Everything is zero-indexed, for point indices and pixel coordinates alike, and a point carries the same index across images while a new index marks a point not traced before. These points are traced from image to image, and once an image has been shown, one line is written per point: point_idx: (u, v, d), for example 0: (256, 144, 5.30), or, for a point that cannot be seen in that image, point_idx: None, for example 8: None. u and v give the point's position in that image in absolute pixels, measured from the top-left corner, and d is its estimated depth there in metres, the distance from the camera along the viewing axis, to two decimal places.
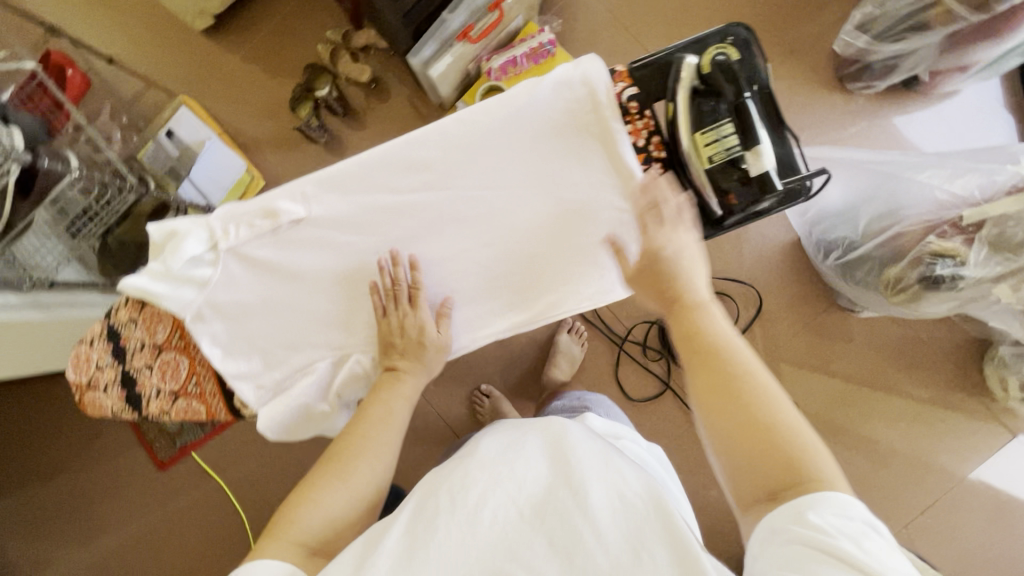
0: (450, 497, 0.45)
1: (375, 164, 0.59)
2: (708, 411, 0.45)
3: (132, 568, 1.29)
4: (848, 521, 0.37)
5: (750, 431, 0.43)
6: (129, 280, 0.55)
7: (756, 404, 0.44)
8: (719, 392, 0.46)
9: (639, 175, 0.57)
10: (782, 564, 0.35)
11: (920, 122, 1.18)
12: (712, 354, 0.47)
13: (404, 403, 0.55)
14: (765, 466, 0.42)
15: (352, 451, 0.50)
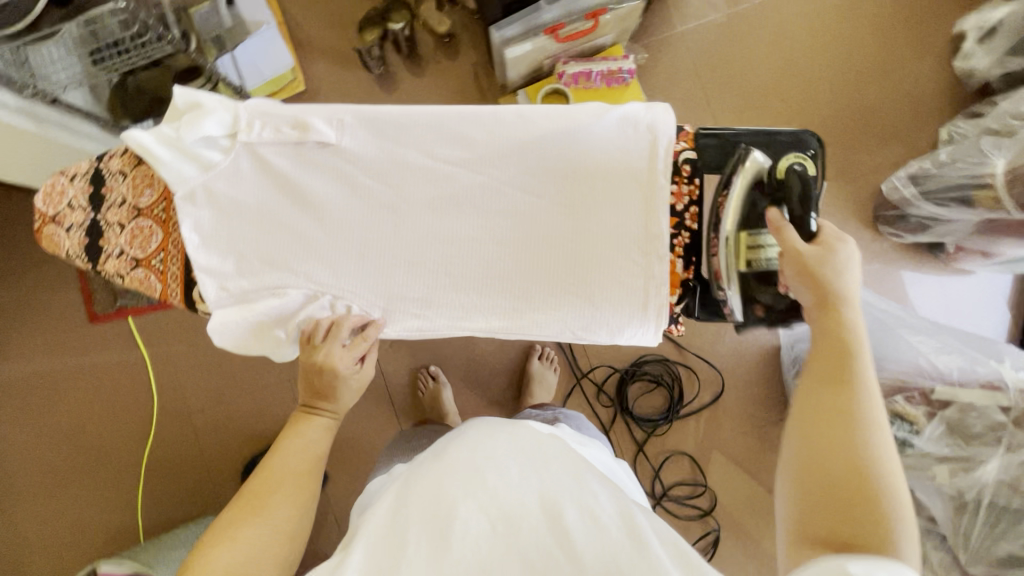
0: (415, 515, 0.46)
1: (421, 122, 0.57)
2: (812, 435, 0.50)
3: (25, 403, 1.25)
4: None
5: (842, 471, 0.47)
6: (136, 133, 0.55)
7: (865, 448, 0.48)
8: (837, 422, 0.49)
9: (665, 235, 0.56)
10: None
11: (928, 285, 1.21)
12: (842, 389, 0.51)
13: (322, 435, 0.59)
14: (837, 512, 0.45)
15: (270, 492, 0.52)
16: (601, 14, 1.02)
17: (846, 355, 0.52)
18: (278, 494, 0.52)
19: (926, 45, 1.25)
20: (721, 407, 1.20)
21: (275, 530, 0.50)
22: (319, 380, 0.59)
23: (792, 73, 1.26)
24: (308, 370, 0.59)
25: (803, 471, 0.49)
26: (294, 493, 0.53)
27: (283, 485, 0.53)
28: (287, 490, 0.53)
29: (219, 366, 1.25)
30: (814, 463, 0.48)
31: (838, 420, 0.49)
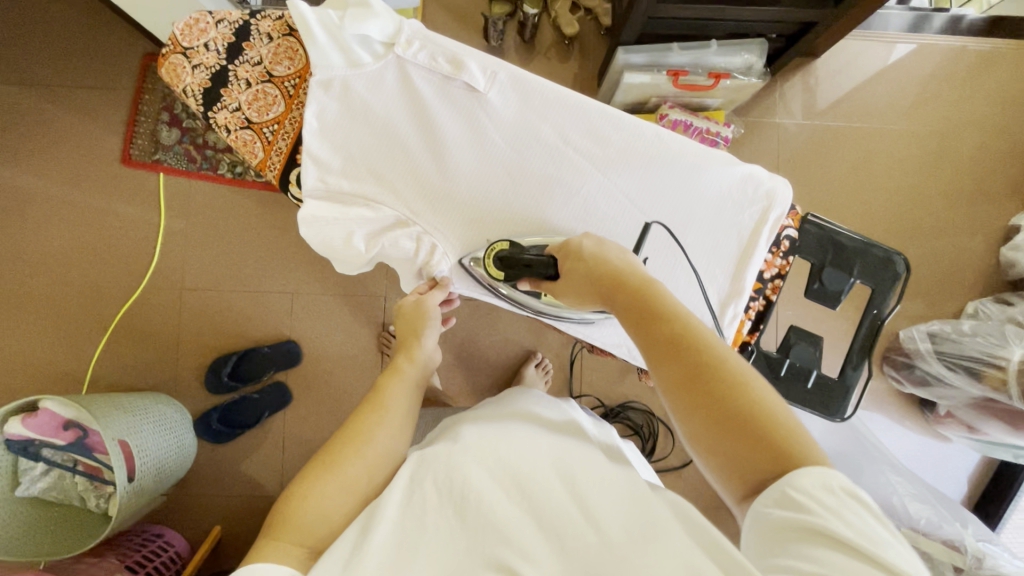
0: (433, 490, 0.48)
1: (567, 103, 0.59)
2: (682, 407, 0.45)
3: (25, 214, 1.21)
4: (831, 492, 0.39)
5: (728, 418, 0.43)
6: (302, 7, 0.55)
7: (724, 377, 0.44)
8: (685, 376, 0.45)
9: (744, 296, 0.59)
10: (783, 549, 0.37)
11: (905, 435, 1.27)
12: (678, 341, 0.45)
13: (404, 394, 0.57)
14: (754, 457, 0.42)
15: (346, 453, 0.51)
16: (722, 79, 1.07)
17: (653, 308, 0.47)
18: (353, 457, 0.51)
19: (982, 222, 1.32)
20: (685, 477, 1.22)
21: (356, 495, 0.49)
22: (407, 327, 0.61)
23: (857, 200, 1.31)
24: (401, 321, 0.62)
25: (694, 438, 0.44)
26: (369, 462, 0.51)
27: (361, 448, 0.51)
28: (363, 458, 0.51)
29: (228, 255, 1.23)
30: (701, 426, 0.44)
31: (685, 376, 0.45)
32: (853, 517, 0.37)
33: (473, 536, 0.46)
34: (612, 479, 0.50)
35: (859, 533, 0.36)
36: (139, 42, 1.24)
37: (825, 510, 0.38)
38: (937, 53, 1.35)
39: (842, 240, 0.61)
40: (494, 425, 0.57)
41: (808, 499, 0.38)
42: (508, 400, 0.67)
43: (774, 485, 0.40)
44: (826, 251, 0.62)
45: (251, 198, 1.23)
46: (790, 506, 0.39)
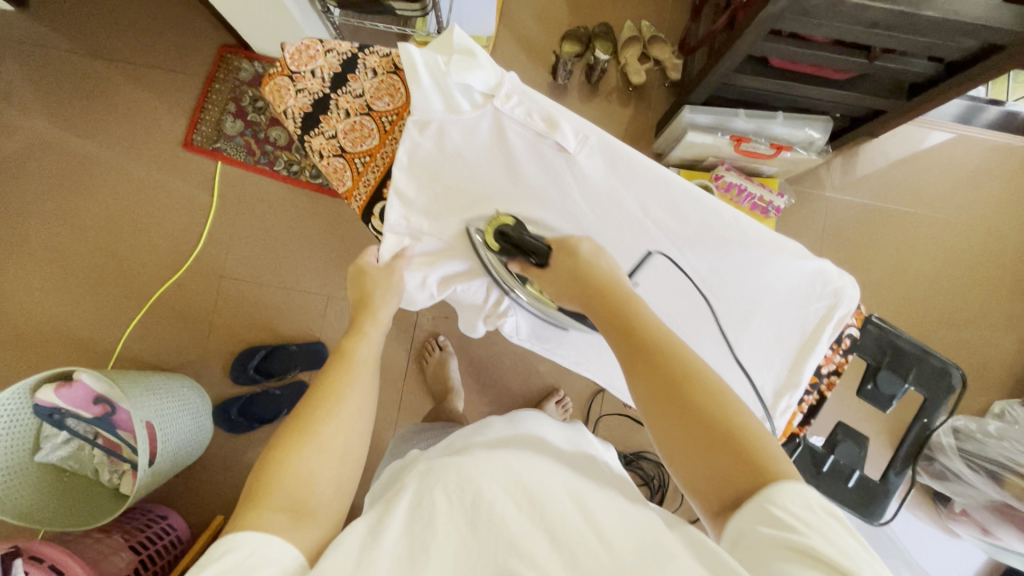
0: (443, 497, 0.47)
1: (649, 175, 0.60)
2: (656, 414, 0.46)
3: (83, 182, 1.24)
4: (809, 508, 0.38)
5: (703, 428, 0.44)
6: (412, 49, 0.57)
7: (702, 394, 0.45)
8: (658, 390, 0.46)
9: (800, 390, 0.60)
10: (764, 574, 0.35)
11: (912, 524, 1.26)
12: (653, 351, 0.48)
13: (369, 364, 0.57)
14: (727, 472, 0.42)
15: (319, 423, 0.50)
16: (782, 150, 1.07)
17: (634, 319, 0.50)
18: (330, 424, 0.50)
19: (1016, 322, 1.31)
20: None
21: (335, 460, 0.48)
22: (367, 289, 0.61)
23: (895, 283, 1.32)
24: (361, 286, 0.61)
25: (672, 450, 0.45)
26: (342, 434, 0.50)
27: (330, 422, 0.50)
28: (344, 426, 0.51)
29: (270, 250, 1.24)
30: (673, 438, 0.45)
31: (658, 388, 0.46)
32: (835, 536, 0.36)
33: (480, 545, 0.42)
34: (622, 510, 0.46)
35: (842, 555, 0.35)
36: (217, 32, 1.27)
37: (806, 529, 0.36)
38: (991, 148, 1.35)
39: (900, 345, 0.62)
40: (502, 447, 0.56)
41: (789, 516, 0.38)
42: (522, 426, 0.65)
43: (755, 503, 0.39)
44: (883, 351, 0.62)
45: (301, 197, 1.25)
46: (773, 523, 0.37)
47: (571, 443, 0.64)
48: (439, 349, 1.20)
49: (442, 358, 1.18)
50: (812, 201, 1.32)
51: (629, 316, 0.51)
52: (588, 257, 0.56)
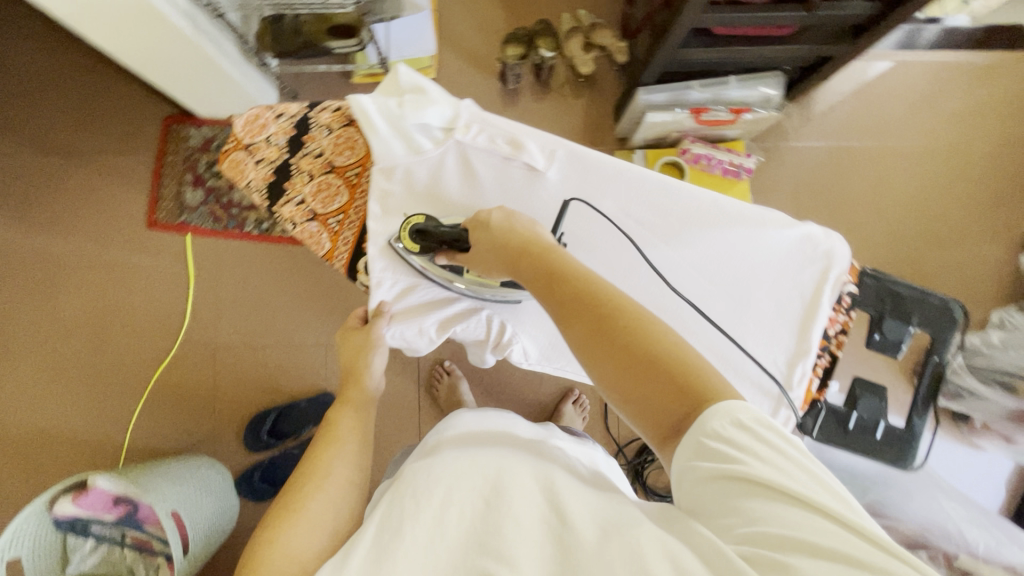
0: (411, 503, 0.47)
1: (621, 175, 0.61)
2: (592, 355, 0.46)
3: (55, 282, 1.21)
4: (743, 429, 0.40)
5: (638, 361, 0.44)
6: (363, 100, 0.57)
7: (628, 326, 0.45)
8: (588, 329, 0.46)
9: (812, 355, 0.60)
10: (724, 517, 0.38)
11: (939, 446, 1.28)
12: (580, 292, 0.48)
13: (354, 424, 0.58)
14: (663, 397, 0.43)
15: (302, 497, 0.49)
16: (743, 112, 1.09)
17: (561, 272, 0.50)
18: (315, 493, 0.50)
19: (998, 230, 1.34)
20: None
21: (327, 533, 0.48)
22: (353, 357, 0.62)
23: (876, 216, 1.34)
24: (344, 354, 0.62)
25: (612, 394, 0.45)
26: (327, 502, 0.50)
27: (315, 494, 0.50)
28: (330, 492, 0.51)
29: (259, 311, 1.23)
30: (610, 375, 0.45)
31: (585, 329, 0.46)
32: (765, 449, 0.39)
33: (451, 547, 0.43)
34: (586, 491, 0.48)
35: (777, 471, 0.37)
36: (158, 104, 1.25)
37: (746, 454, 0.38)
38: (940, 66, 1.37)
39: (900, 292, 0.63)
40: (469, 444, 0.57)
41: (723, 446, 0.39)
42: (490, 421, 0.66)
43: (692, 432, 0.41)
44: (884, 301, 0.63)
45: (278, 252, 1.24)
46: (711, 458, 0.39)
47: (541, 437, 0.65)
48: (449, 374, 1.19)
49: (453, 384, 1.17)
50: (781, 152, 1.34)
51: (553, 269, 0.51)
52: (507, 221, 0.55)
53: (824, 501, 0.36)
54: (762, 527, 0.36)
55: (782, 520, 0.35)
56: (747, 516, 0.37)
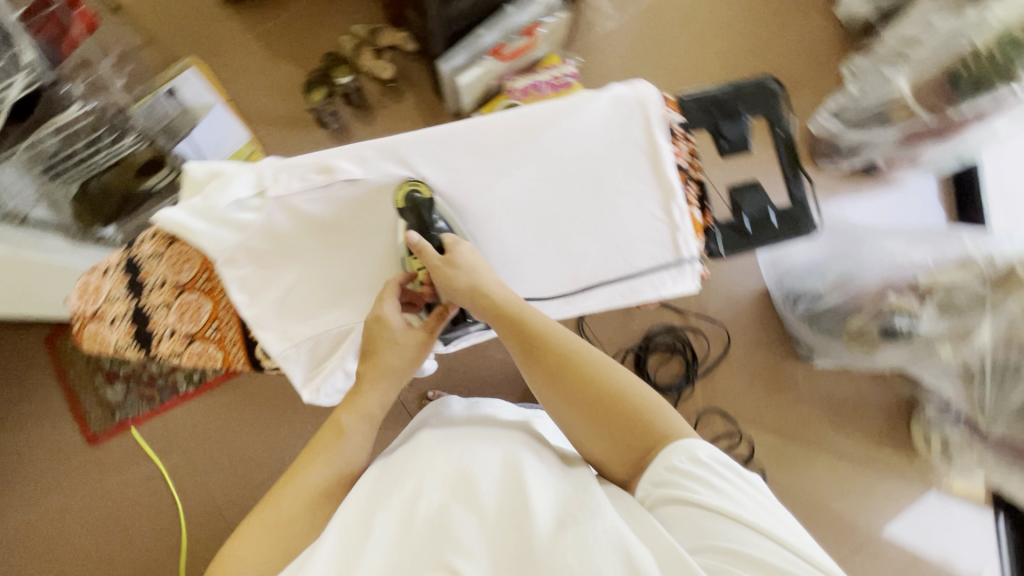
0: (384, 493, 0.55)
1: (432, 140, 0.62)
2: (563, 397, 0.57)
3: (38, 550, 1.15)
4: (697, 465, 0.52)
5: (601, 405, 0.56)
6: (169, 213, 0.58)
7: (595, 376, 0.57)
8: (557, 380, 0.57)
9: (679, 192, 0.63)
10: (675, 528, 0.49)
11: (871, 202, 1.35)
12: (548, 347, 0.58)
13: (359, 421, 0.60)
14: (626, 435, 0.55)
15: (281, 493, 0.55)
16: (535, 31, 1.11)
17: (525, 324, 0.59)
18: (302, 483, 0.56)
19: (808, 2, 1.42)
20: (731, 358, 1.30)
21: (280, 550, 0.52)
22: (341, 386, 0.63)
23: (707, 46, 1.39)
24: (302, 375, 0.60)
25: (574, 421, 0.57)
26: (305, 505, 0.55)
27: (290, 491, 0.56)
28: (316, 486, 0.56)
29: (239, 458, 1.19)
30: (581, 412, 0.56)
31: (550, 382, 0.57)
32: (722, 485, 0.50)
33: (414, 538, 0.52)
34: (552, 475, 0.57)
35: (723, 500, 0.49)
36: (32, 334, 1.20)
37: (699, 484, 0.50)
38: None
39: (717, 96, 0.67)
40: (449, 429, 0.64)
41: (681, 475, 0.51)
42: (465, 404, 0.72)
43: (653, 463, 0.53)
44: (708, 110, 0.67)
45: (225, 394, 1.21)
46: (674, 484, 0.51)
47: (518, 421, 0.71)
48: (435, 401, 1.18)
49: None
50: (600, 39, 1.36)
51: (519, 322, 0.60)
52: (473, 261, 0.61)
53: (766, 528, 0.47)
54: (712, 541, 0.47)
55: (731, 539, 0.47)
56: (705, 535, 0.48)
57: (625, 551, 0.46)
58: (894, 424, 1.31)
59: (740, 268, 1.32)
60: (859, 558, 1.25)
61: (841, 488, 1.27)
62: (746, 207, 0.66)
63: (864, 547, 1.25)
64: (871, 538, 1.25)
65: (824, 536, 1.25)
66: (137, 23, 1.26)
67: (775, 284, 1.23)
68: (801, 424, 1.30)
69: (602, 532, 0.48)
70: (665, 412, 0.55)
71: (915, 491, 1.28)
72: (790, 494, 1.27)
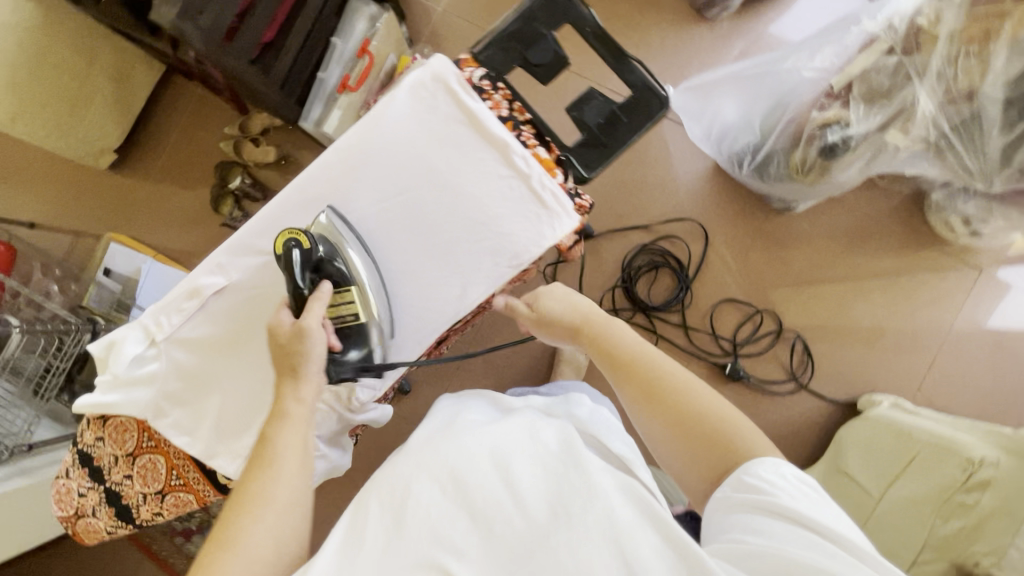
0: (373, 504, 0.49)
1: (270, 215, 0.62)
2: (649, 414, 0.54)
3: None
4: (784, 479, 0.47)
5: (685, 423, 0.53)
6: (86, 397, 0.61)
7: (679, 391, 0.54)
8: (644, 397, 0.55)
9: (509, 140, 0.60)
10: (743, 526, 0.44)
11: (782, 22, 1.24)
12: (632, 364, 0.56)
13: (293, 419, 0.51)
14: (705, 453, 0.52)
15: (234, 518, 0.45)
16: (367, 46, 1.08)
17: (603, 345, 0.59)
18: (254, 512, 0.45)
19: None
20: (717, 244, 1.24)
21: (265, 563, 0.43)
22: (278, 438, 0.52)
23: None
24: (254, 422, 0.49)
25: (653, 436, 0.55)
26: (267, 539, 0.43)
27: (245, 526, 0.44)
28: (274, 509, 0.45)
29: None
30: (660, 429, 0.54)
31: (650, 393, 0.54)
32: (801, 496, 0.45)
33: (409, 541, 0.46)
34: (540, 456, 0.51)
35: (810, 508, 0.43)
36: None
37: (779, 490, 0.45)
38: None
39: (509, 29, 0.64)
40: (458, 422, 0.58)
41: (758, 482, 0.46)
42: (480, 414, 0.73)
43: (732, 476, 0.49)
44: (508, 48, 0.64)
45: None
46: (753, 490, 0.46)
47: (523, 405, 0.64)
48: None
49: None
50: (443, 9, 1.30)
51: (603, 347, 0.59)
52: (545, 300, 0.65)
53: (842, 538, 0.41)
54: (773, 548, 0.41)
55: (797, 546, 0.41)
56: (768, 542, 0.42)
57: (617, 542, 0.44)
58: (910, 225, 1.21)
59: (683, 156, 1.25)
60: (933, 370, 1.19)
61: (884, 312, 1.21)
62: (590, 120, 0.63)
63: (929, 359, 1.20)
64: (930, 347, 1.20)
65: (886, 367, 1.20)
66: (53, 228, 1.35)
67: (718, 153, 1.11)
68: (816, 272, 1.22)
69: (595, 521, 0.45)
70: (748, 431, 0.51)
71: (959, 280, 1.20)
72: (837, 343, 1.21)
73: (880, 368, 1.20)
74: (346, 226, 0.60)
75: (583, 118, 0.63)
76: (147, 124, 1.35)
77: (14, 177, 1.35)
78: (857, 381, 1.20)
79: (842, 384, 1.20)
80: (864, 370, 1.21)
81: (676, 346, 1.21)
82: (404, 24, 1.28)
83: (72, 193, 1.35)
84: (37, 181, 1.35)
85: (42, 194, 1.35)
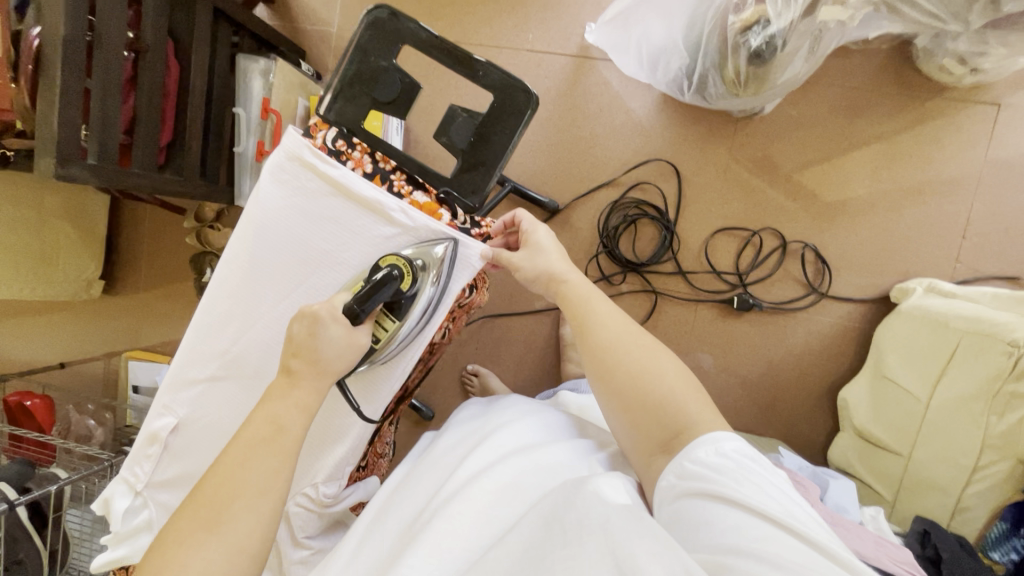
0: (386, 516, 0.62)
1: (192, 342, 0.65)
2: (606, 387, 0.60)
3: None
4: (728, 460, 0.51)
5: (642, 401, 0.58)
6: (99, 557, 0.65)
7: (635, 368, 0.59)
8: (602, 370, 0.61)
9: (384, 199, 0.62)
10: (698, 517, 0.49)
11: None
12: (598, 345, 0.61)
13: (303, 414, 0.53)
14: (658, 423, 0.57)
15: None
16: (269, 105, 1.04)
17: (578, 317, 0.64)
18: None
19: None
20: (692, 174, 1.13)
21: None
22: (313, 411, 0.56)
23: None
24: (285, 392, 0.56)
25: (613, 403, 0.60)
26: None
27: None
28: (211, 546, 0.47)
29: None
30: (617, 403, 0.60)
31: (603, 370, 0.61)
32: (743, 478, 0.49)
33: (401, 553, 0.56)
34: (522, 495, 0.57)
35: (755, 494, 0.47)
36: None
37: (725, 476, 0.50)
38: None
39: (348, 74, 0.61)
40: (467, 439, 0.69)
41: (700, 467, 0.51)
42: (473, 407, 0.80)
43: (678, 456, 0.54)
44: (357, 94, 0.62)
45: None
46: (698, 476, 0.51)
47: (548, 430, 0.70)
48: (475, 375, 1.16)
49: None
50: (338, 28, 1.21)
51: (580, 316, 0.64)
52: (521, 265, 0.67)
53: (798, 528, 0.44)
54: (733, 546, 0.44)
55: (756, 540, 0.44)
56: (730, 537, 0.45)
57: (612, 548, 0.41)
58: (903, 81, 1.05)
59: (626, 93, 1.13)
60: (973, 233, 1.06)
61: (900, 188, 1.07)
62: (463, 140, 0.62)
63: (962, 223, 1.06)
64: (961, 209, 1.06)
65: (915, 246, 1.07)
66: (78, 362, 1.44)
67: (653, 79, 0.94)
68: (810, 168, 1.09)
69: (592, 533, 0.43)
70: (693, 412, 0.56)
71: (976, 125, 1.04)
72: (854, 238, 1.09)
73: (912, 250, 1.07)
74: (449, 268, 0.63)
75: (455, 141, 0.63)
76: (117, 241, 1.38)
77: (31, 327, 1.44)
78: (885, 271, 1.08)
79: (869, 279, 1.09)
80: (893, 258, 1.08)
81: (678, 296, 1.14)
82: (306, 62, 1.21)
83: (81, 326, 1.43)
84: (50, 324, 1.44)
85: (60, 335, 1.44)
